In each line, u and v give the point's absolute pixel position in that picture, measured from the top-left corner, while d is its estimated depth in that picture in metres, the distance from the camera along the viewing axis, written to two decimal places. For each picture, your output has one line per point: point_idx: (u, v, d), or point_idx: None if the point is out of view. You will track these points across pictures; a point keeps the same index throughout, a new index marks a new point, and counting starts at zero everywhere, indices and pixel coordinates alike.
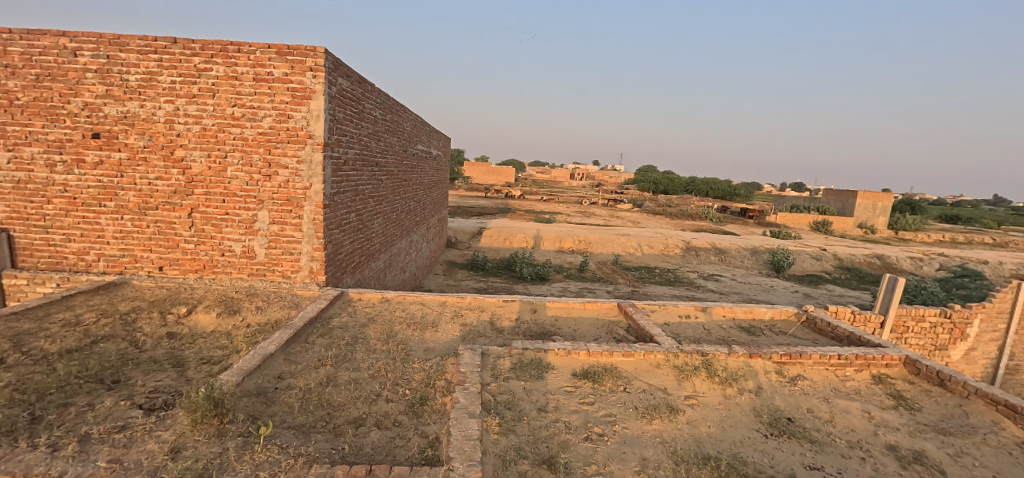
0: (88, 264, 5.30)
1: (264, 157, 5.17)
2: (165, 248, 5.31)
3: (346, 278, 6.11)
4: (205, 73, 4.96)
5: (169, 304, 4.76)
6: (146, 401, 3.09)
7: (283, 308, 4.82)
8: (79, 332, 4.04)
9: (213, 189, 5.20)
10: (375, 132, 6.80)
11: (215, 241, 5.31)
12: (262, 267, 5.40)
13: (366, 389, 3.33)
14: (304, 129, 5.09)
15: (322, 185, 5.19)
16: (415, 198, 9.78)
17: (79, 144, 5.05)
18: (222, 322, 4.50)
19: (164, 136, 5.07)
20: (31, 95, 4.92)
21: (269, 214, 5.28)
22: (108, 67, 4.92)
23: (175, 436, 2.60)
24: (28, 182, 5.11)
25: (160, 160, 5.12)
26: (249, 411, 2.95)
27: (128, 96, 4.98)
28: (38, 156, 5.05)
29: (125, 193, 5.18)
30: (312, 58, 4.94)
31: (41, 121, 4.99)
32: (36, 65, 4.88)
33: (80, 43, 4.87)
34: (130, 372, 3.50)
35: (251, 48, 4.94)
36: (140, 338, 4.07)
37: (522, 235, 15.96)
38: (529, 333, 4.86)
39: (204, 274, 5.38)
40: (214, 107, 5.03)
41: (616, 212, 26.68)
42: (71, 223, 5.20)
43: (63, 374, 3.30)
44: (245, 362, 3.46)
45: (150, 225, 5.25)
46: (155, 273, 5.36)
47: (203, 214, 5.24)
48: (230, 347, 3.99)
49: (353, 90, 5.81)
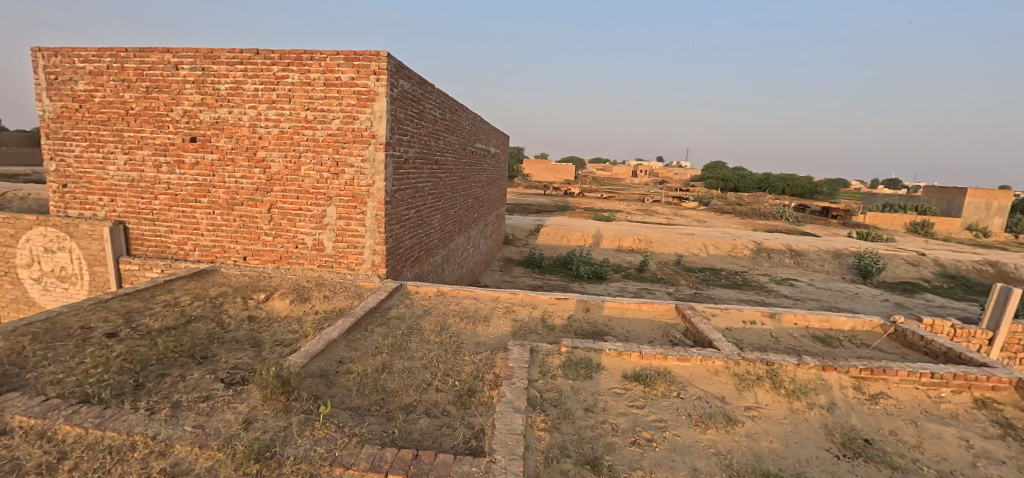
0: (187, 253, 6.01)
1: (333, 157, 5.53)
2: (248, 240, 5.87)
3: (406, 271, 6.39)
4: (283, 80, 5.41)
5: (250, 290, 5.26)
6: (228, 376, 3.44)
7: (347, 298, 5.14)
8: (177, 312, 4.60)
9: (290, 186, 5.66)
10: (435, 131, 7.03)
11: (290, 235, 5.78)
12: (330, 259, 5.80)
13: (419, 378, 3.47)
14: (368, 130, 5.38)
15: (383, 182, 5.46)
16: (473, 195, 9.99)
17: (180, 147, 5.72)
18: (294, 308, 4.89)
19: (249, 139, 5.60)
20: (143, 105, 5.66)
21: (337, 210, 5.65)
22: (203, 78, 5.51)
23: (248, 409, 2.87)
24: (140, 181, 5.88)
25: (245, 161, 5.66)
26: (312, 391, 3.20)
27: (219, 103, 5.55)
28: (148, 158, 5.80)
29: (216, 191, 5.79)
30: (376, 62, 5.20)
31: (151, 128, 5.72)
32: (146, 78, 5.58)
33: (181, 58, 5.49)
34: (216, 349, 3.92)
35: (322, 55, 5.30)
36: (225, 320, 4.54)
37: (580, 233, 15.78)
38: (581, 331, 4.80)
39: (281, 264, 5.88)
40: (290, 111, 5.48)
41: (681, 211, 25.55)
42: (173, 217, 5.92)
43: (162, 348, 3.77)
44: (311, 347, 3.74)
45: (236, 219, 5.83)
46: (240, 262, 5.95)
47: (280, 209, 5.73)
48: (300, 331, 4.33)
49: (414, 91, 6.04)
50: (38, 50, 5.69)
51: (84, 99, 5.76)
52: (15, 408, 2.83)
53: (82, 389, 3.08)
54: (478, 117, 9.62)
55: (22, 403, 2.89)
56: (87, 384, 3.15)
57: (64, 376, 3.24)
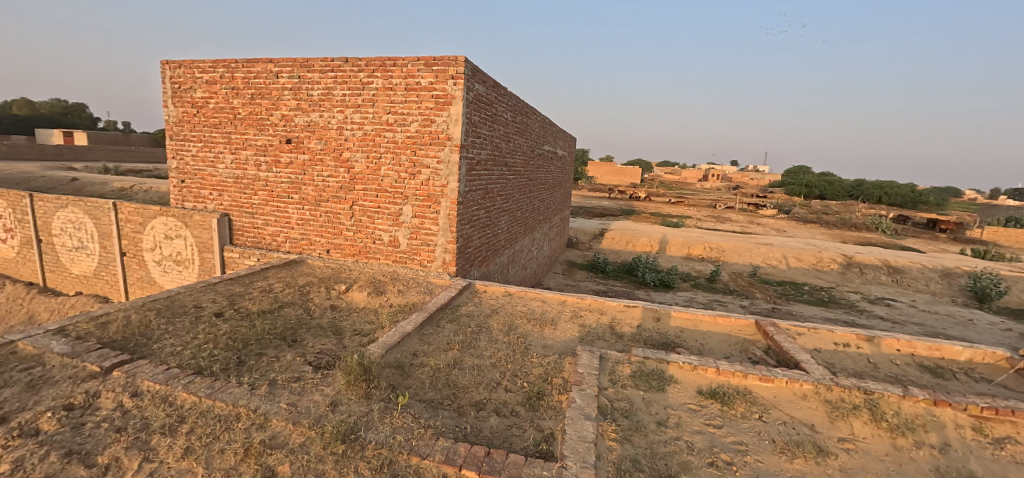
0: (279, 244, 6.58)
1: (411, 158, 5.78)
2: (332, 234, 6.31)
3: (474, 270, 6.53)
4: (368, 86, 5.75)
5: (332, 282, 5.65)
6: (315, 359, 3.72)
7: (419, 294, 5.36)
8: (271, 297, 5.05)
9: (371, 186, 6.01)
10: (506, 134, 7.12)
11: (369, 231, 6.14)
12: (404, 255, 6.07)
13: (488, 376, 3.53)
14: (444, 132, 5.56)
15: (457, 183, 5.61)
16: (539, 197, 10.00)
17: (277, 148, 6.29)
18: (372, 300, 5.18)
19: (336, 141, 6.02)
20: (248, 110, 6.29)
21: (412, 209, 5.90)
22: (299, 85, 6.01)
23: (334, 392, 3.09)
24: (243, 178, 6.55)
25: (332, 161, 6.09)
26: (390, 380, 3.37)
27: (311, 108, 6.03)
28: (250, 158, 6.44)
29: (306, 188, 6.28)
30: (454, 67, 5.35)
31: (254, 131, 6.35)
32: (251, 86, 6.20)
33: (280, 67, 6.03)
34: (305, 334, 4.26)
35: (404, 61, 5.56)
36: (311, 307, 4.92)
37: (646, 238, 15.26)
38: (651, 341, 4.63)
39: (359, 258, 6.26)
40: (374, 115, 5.81)
41: (758, 218, 23.85)
42: (269, 211, 6.52)
43: (259, 329, 4.16)
44: (388, 338, 3.95)
45: (322, 214, 6.29)
46: (324, 255, 6.41)
47: (361, 207, 6.09)
48: (376, 323, 4.58)
49: (488, 94, 6.17)
50: (166, 64, 6.53)
51: (200, 105, 6.53)
52: (144, 374, 3.26)
53: (196, 362, 3.48)
54: (547, 120, 9.62)
55: (150, 371, 3.32)
56: (200, 358, 3.55)
57: (182, 349, 3.68)
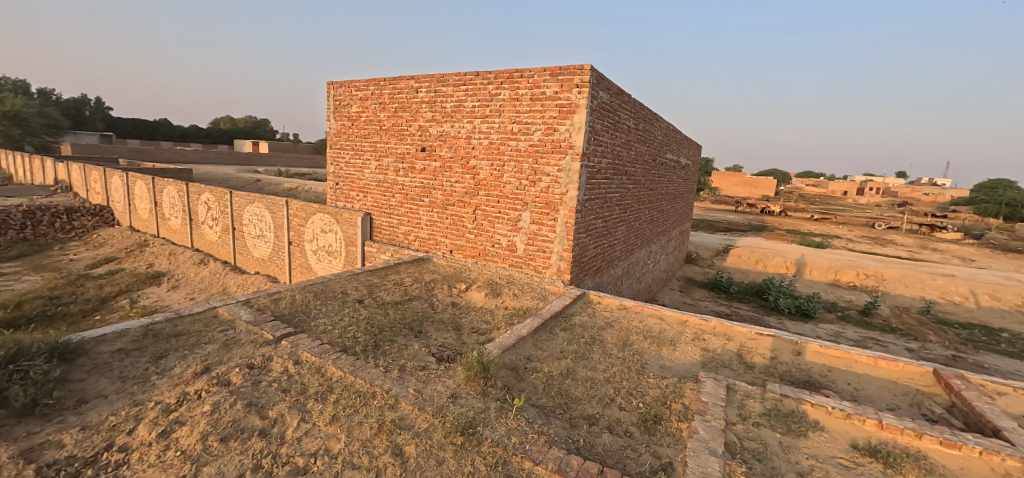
0: (410, 243, 7.26)
1: (532, 166, 5.92)
2: (455, 236, 6.77)
3: (588, 280, 6.45)
4: (496, 97, 6.05)
5: (454, 280, 6.05)
6: (438, 351, 4.00)
7: (533, 299, 5.46)
8: (402, 290, 5.59)
9: (493, 192, 6.30)
10: (628, 142, 6.93)
11: (489, 234, 6.44)
12: (520, 260, 6.24)
13: (601, 391, 3.44)
14: (567, 141, 5.57)
15: (577, 191, 5.59)
16: (659, 208, 9.52)
17: (414, 155, 6.97)
18: (489, 301, 5.42)
19: (464, 149, 6.44)
20: (392, 122, 7.09)
21: (531, 215, 6.04)
22: (435, 99, 6.58)
23: (455, 385, 3.29)
24: (384, 182, 7.38)
25: (459, 168, 6.53)
26: (505, 381, 3.48)
27: (444, 119, 6.55)
28: (391, 164, 7.24)
29: (436, 192, 6.83)
30: (579, 76, 5.35)
31: (396, 140, 7.13)
32: (396, 100, 6.98)
33: (420, 83, 6.67)
34: (429, 327, 4.62)
35: (531, 72, 5.73)
36: (435, 302, 5.32)
37: (781, 259, 13.55)
38: (788, 376, 4.08)
39: (478, 260, 6.61)
40: (500, 124, 6.09)
41: (934, 243, 19.63)
42: (404, 212, 7.24)
43: (393, 318, 4.63)
44: (505, 340, 4.10)
45: (448, 217, 6.78)
46: (447, 255, 6.90)
47: (484, 211, 6.42)
48: (493, 323, 4.77)
49: (612, 101, 6.06)
50: (331, 84, 7.67)
51: (355, 118, 7.53)
52: (304, 346, 3.84)
53: (342, 341, 4.00)
54: (671, 127, 9.13)
55: (308, 344, 3.90)
56: (346, 337, 4.07)
57: (332, 329, 4.26)
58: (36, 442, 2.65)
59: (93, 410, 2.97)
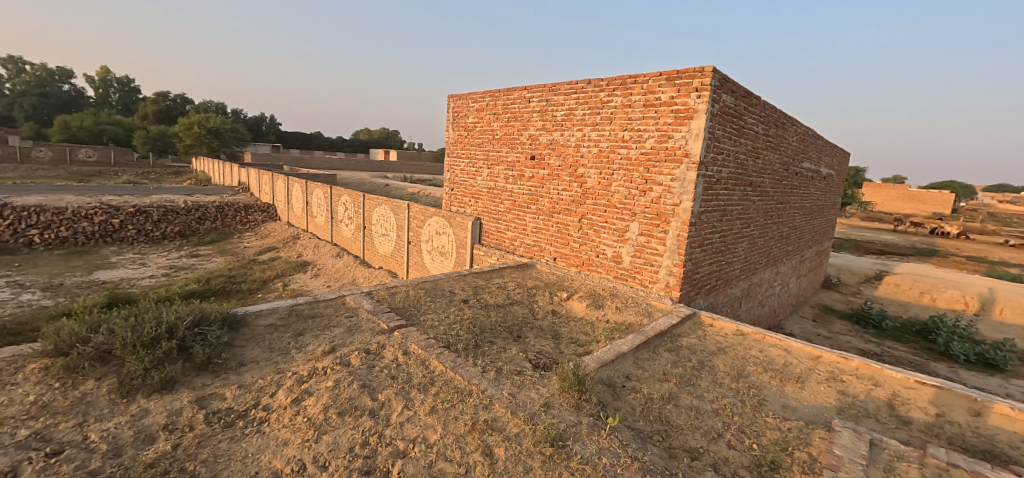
0: (515, 248, 7.45)
1: (643, 175, 5.63)
2: (560, 244, 6.76)
3: (700, 299, 5.95)
4: (607, 104, 5.92)
5: (556, 288, 6.04)
6: (535, 358, 4.01)
7: (636, 314, 5.19)
8: (505, 293, 5.75)
9: (600, 200, 6.15)
10: (755, 149, 6.25)
11: (593, 244, 6.31)
12: (626, 272, 5.99)
13: (708, 423, 3.12)
14: (682, 148, 5.20)
15: (691, 203, 5.18)
16: (790, 224, 8.41)
17: (523, 163, 7.14)
18: (589, 312, 5.30)
19: (573, 157, 6.42)
20: (505, 131, 7.37)
21: (639, 227, 5.75)
22: (546, 108, 6.68)
23: (548, 394, 3.26)
24: (495, 189, 7.69)
25: (567, 177, 6.52)
26: (600, 397, 3.35)
27: (555, 128, 6.60)
28: (502, 172, 7.52)
29: (543, 200, 6.91)
30: (699, 79, 4.96)
31: (507, 149, 7.39)
32: (509, 111, 7.25)
33: (533, 93, 6.83)
34: (528, 332, 4.65)
35: (645, 78, 5.48)
36: (535, 309, 5.36)
37: (957, 292, 11.00)
38: (962, 441, 3.26)
39: (582, 269, 6.51)
40: (610, 132, 5.93)
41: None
42: (511, 218, 7.45)
43: (494, 321, 4.77)
44: (603, 354, 3.97)
45: (554, 225, 6.81)
46: (551, 262, 6.93)
47: (590, 220, 6.31)
48: (592, 335, 4.64)
49: (737, 105, 5.53)
50: (451, 97, 8.25)
51: (471, 128, 7.99)
52: (413, 339, 4.15)
53: (446, 338, 4.23)
54: (810, 132, 8.02)
55: (416, 337, 4.20)
56: (451, 335, 4.30)
57: (439, 325, 4.53)
58: (208, 393, 3.26)
59: (248, 372, 3.56)
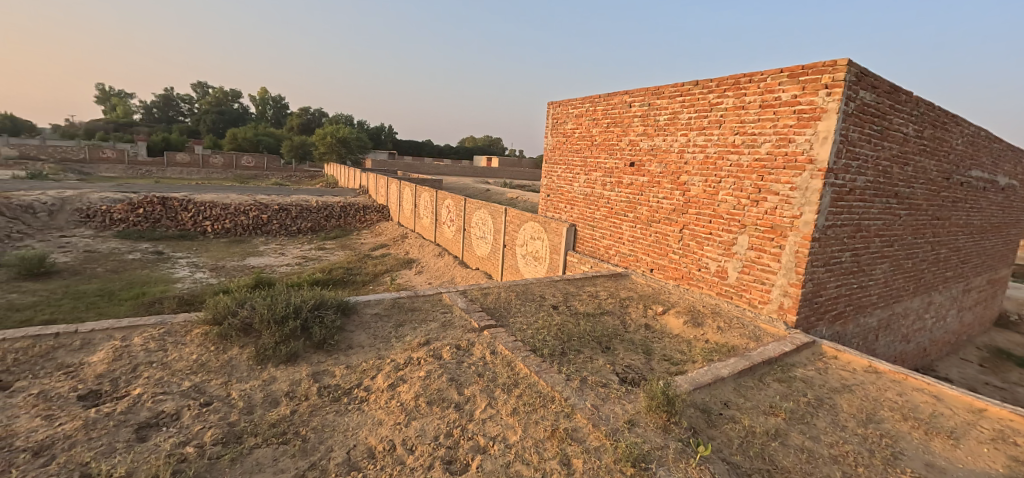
0: (610, 256, 7.25)
1: (756, 183, 5.10)
2: (658, 255, 6.43)
3: (822, 326, 5.20)
4: (717, 107, 5.50)
5: (650, 301, 5.74)
6: (622, 372, 3.84)
7: (742, 336, 4.72)
8: (596, 303, 5.61)
9: (704, 210, 5.71)
10: (902, 155, 5.32)
11: (695, 257, 5.88)
12: (732, 290, 5.47)
13: (822, 470, 2.71)
14: (805, 153, 4.60)
15: (815, 215, 4.55)
16: (951, 245, 6.98)
17: (622, 170, 6.94)
18: (687, 329, 4.94)
19: (675, 164, 6.06)
20: (604, 137, 7.25)
21: (749, 240, 5.20)
22: (649, 112, 6.42)
23: (634, 412, 3.11)
24: (591, 195, 7.59)
25: (669, 184, 6.18)
26: (692, 422, 3.10)
27: (657, 133, 6.32)
28: (599, 178, 7.39)
29: (641, 208, 6.63)
30: (830, 74, 4.37)
31: (605, 155, 7.25)
32: (609, 116, 7.13)
33: (634, 97, 6.63)
34: (617, 345, 4.48)
35: (763, 76, 4.97)
36: (627, 321, 5.15)
37: None
38: None
39: (681, 283, 6.11)
40: (718, 137, 5.49)
41: None
42: (607, 226, 7.28)
43: (583, 329, 4.68)
44: (699, 376, 3.69)
45: (652, 234, 6.49)
46: (647, 273, 6.62)
47: (691, 231, 5.89)
48: (688, 355, 4.31)
49: (879, 103, 4.76)
50: (551, 104, 8.37)
51: (570, 135, 8.02)
52: (501, 340, 4.25)
53: (533, 342, 4.26)
54: (983, 134, 6.60)
55: (504, 338, 4.30)
56: (538, 339, 4.32)
57: (527, 328, 4.58)
58: (321, 369, 3.67)
59: (355, 355, 3.95)
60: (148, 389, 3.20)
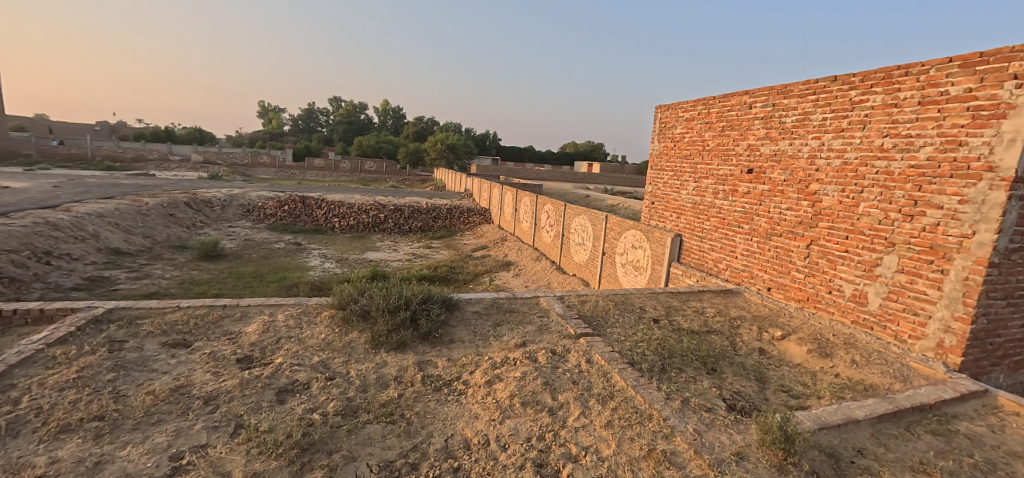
0: (720, 271, 6.71)
1: (910, 194, 4.31)
2: (778, 272, 5.78)
3: (999, 373, 4.21)
4: (859, 105, 4.78)
5: (767, 324, 5.18)
6: (730, 398, 3.50)
7: (885, 374, 4.01)
8: (702, 320, 5.22)
9: (839, 224, 5.00)
10: None
11: (825, 277, 5.17)
12: (872, 319, 4.69)
13: None
14: (982, 159, 3.78)
15: (993, 235, 3.71)
16: None
17: (738, 177, 6.38)
18: (811, 359, 4.36)
19: (804, 171, 5.39)
20: (717, 142, 6.74)
21: (898, 261, 4.42)
22: (773, 114, 5.81)
23: (743, 443, 2.82)
24: (700, 204, 7.10)
25: (794, 193, 5.52)
26: (815, 465, 2.72)
27: (781, 136, 5.69)
28: (710, 186, 6.89)
29: (760, 219, 6.02)
30: (1021, 61, 3.54)
31: (718, 161, 6.73)
32: (724, 119, 6.62)
33: (756, 98, 6.06)
34: (725, 367, 4.10)
35: (923, 67, 4.21)
36: (738, 342, 4.70)
37: None
38: None
39: (806, 306, 5.41)
40: (861, 139, 4.76)
41: None
42: (717, 237, 6.74)
43: (686, 347, 4.37)
44: (825, 415, 3.23)
45: (771, 249, 5.86)
46: (764, 292, 6.00)
47: (822, 247, 5.19)
48: (812, 388, 3.80)
49: None
50: (660, 108, 8.03)
51: (679, 139, 7.61)
52: (597, 349, 4.16)
53: (631, 355, 4.09)
54: None
55: (600, 348, 4.20)
56: (636, 352, 4.15)
57: (625, 340, 4.43)
58: (425, 359, 3.93)
59: (456, 349, 4.17)
60: (287, 360, 3.72)
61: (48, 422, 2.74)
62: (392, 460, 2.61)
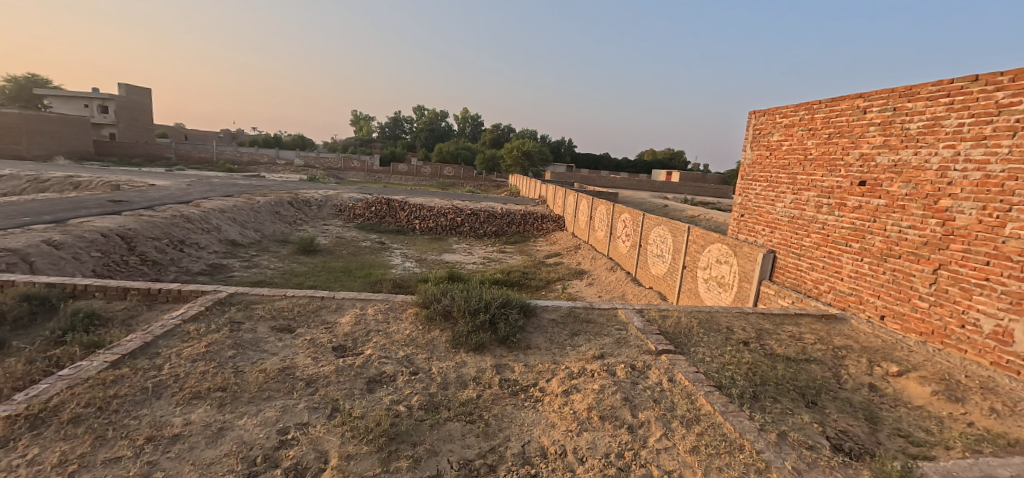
0: (820, 293, 6.07)
1: None
2: (895, 299, 5.09)
3: None
4: (1009, 109, 4.08)
5: (879, 357, 4.57)
6: (835, 437, 3.14)
7: None
8: (799, 346, 4.74)
9: (977, 247, 4.29)
10: None
11: (957, 308, 4.46)
12: (1020, 361, 3.96)
13: None
14: None
15: None
16: None
17: (846, 190, 5.74)
18: (938, 402, 3.77)
19: (932, 184, 4.71)
20: (823, 150, 6.13)
21: None
22: (893, 119, 5.15)
23: None
24: (799, 218, 6.49)
25: (919, 209, 4.83)
26: None
27: (903, 144, 5.02)
28: (813, 199, 6.27)
29: (873, 237, 5.35)
30: None
31: (823, 171, 6.11)
32: (832, 125, 6.00)
33: (871, 101, 5.43)
34: (828, 401, 3.68)
35: None
36: (844, 375, 4.21)
37: None
38: None
39: (931, 340, 4.71)
40: (1010, 149, 4.06)
41: None
42: (818, 255, 6.10)
43: (781, 374, 3.99)
44: (959, 470, 2.77)
45: (886, 272, 5.19)
46: (876, 321, 5.32)
47: (953, 273, 4.49)
48: (939, 435, 3.29)
49: None
50: (755, 113, 7.49)
51: (775, 147, 7.04)
52: (680, 368, 3.95)
53: (719, 378, 3.83)
54: None
55: (684, 367, 3.98)
56: (724, 376, 3.87)
57: (711, 361, 4.16)
58: (502, 363, 3.98)
59: (532, 355, 4.18)
60: (376, 352, 3.97)
61: (183, 388, 3.17)
62: (471, 459, 2.68)
